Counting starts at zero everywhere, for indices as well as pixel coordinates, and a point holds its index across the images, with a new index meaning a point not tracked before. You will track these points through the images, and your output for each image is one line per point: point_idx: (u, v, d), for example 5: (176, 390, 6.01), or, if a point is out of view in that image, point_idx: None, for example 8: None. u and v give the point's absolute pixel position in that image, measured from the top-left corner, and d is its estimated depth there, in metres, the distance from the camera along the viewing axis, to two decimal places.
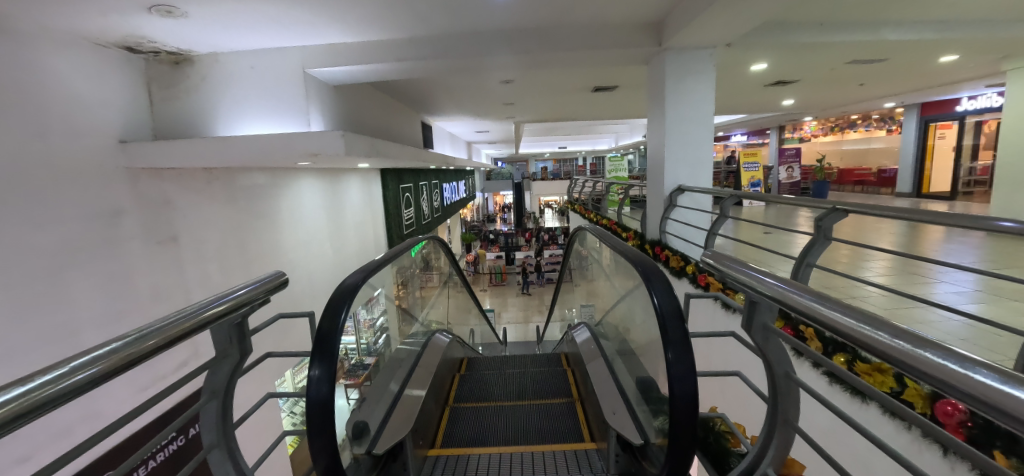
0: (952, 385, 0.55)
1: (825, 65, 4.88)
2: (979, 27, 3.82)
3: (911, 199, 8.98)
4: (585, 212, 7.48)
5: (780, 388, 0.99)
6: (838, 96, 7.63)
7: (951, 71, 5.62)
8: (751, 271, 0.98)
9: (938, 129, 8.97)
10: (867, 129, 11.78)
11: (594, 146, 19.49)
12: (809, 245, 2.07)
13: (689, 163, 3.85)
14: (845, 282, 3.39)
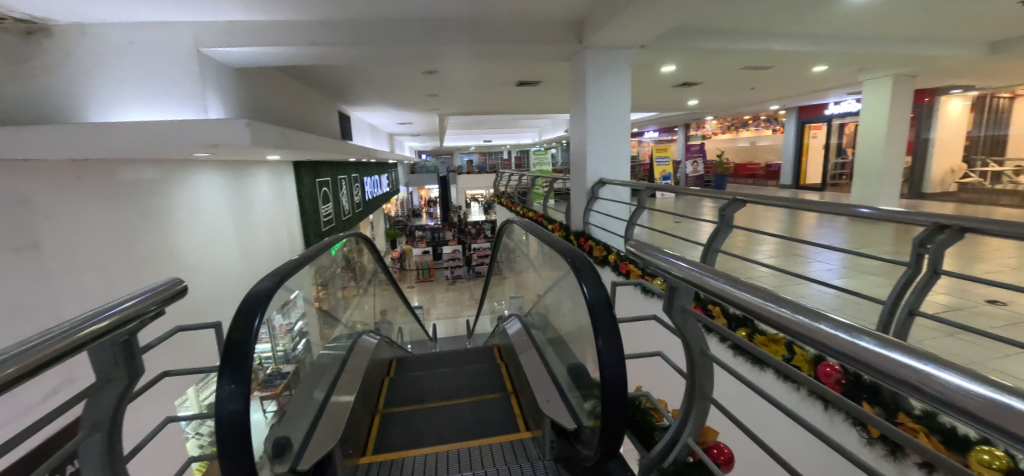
0: (835, 346, 0.62)
1: (724, 70, 5.42)
2: (840, 43, 4.49)
3: (790, 190, 10.39)
4: (512, 205, 7.59)
5: (697, 364, 1.07)
6: (732, 98, 8.54)
7: (822, 79, 6.54)
8: (670, 256, 1.05)
9: (811, 130, 10.48)
10: (756, 128, 13.36)
11: (519, 140, 19.78)
12: (714, 232, 2.29)
13: (610, 158, 4.07)
14: (742, 265, 3.86)
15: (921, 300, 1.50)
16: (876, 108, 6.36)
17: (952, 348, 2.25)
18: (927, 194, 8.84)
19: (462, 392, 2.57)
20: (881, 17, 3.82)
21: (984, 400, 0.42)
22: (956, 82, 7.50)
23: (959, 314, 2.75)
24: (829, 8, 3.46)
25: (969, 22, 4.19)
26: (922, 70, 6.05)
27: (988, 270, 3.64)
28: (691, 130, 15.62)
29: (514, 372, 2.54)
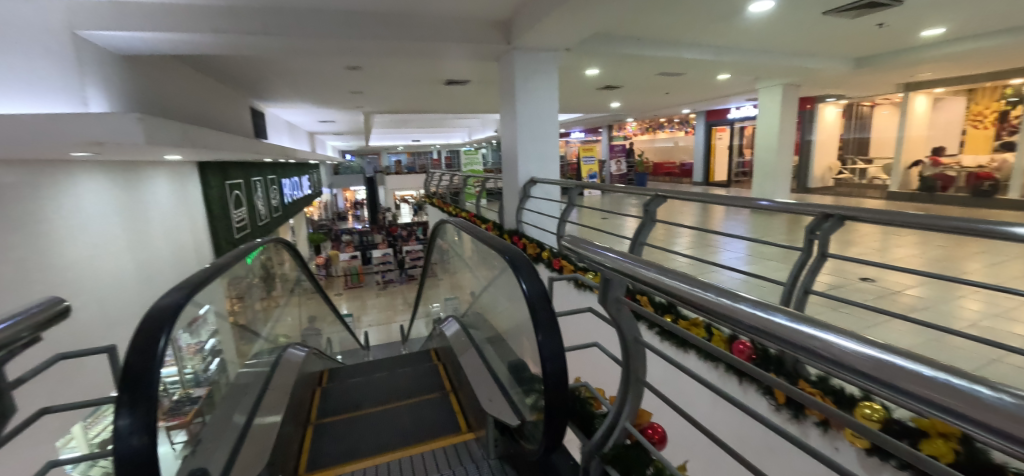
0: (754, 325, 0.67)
1: (642, 75, 5.79)
2: (738, 54, 5.02)
3: (701, 187, 11.41)
4: (444, 206, 7.48)
5: (631, 351, 1.14)
6: (649, 102, 9.16)
7: (724, 87, 7.26)
8: (603, 249, 1.10)
9: (717, 132, 11.56)
10: (671, 130, 14.49)
11: (449, 140, 19.55)
12: (640, 226, 2.45)
13: (540, 157, 4.17)
14: (664, 256, 4.16)
15: (814, 279, 1.69)
16: (769, 113, 7.22)
17: (833, 320, 2.62)
18: (810, 189, 10.26)
19: (400, 396, 2.48)
20: (770, 32, 4.32)
21: (877, 361, 0.48)
22: (828, 92, 8.72)
23: (837, 291, 3.22)
24: (730, 21, 3.84)
25: (837, 40, 4.89)
26: (803, 81, 6.94)
27: (856, 252, 4.30)
28: (613, 131, 16.51)
29: (453, 373, 2.50)
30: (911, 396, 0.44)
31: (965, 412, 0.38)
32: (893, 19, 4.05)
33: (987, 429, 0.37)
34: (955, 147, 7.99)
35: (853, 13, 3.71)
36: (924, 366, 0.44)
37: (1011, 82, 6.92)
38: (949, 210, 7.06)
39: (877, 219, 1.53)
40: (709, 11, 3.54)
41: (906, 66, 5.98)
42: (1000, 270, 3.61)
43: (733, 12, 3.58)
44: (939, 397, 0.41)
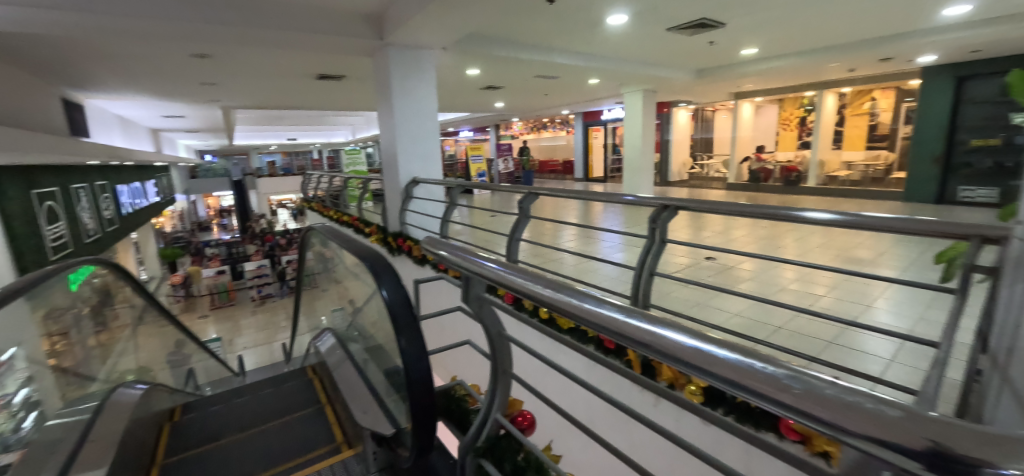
0: (580, 317, 0.68)
1: (522, 77, 6.02)
2: (604, 61, 5.52)
3: (584, 182, 12.31)
4: (324, 210, 6.93)
5: (496, 346, 1.16)
6: (531, 103, 9.57)
7: (596, 90, 7.91)
8: (464, 250, 1.10)
9: (593, 131, 12.52)
10: (554, 130, 15.36)
11: (332, 138, 18.21)
12: (517, 223, 2.54)
13: (421, 158, 4.08)
14: (551, 253, 4.42)
15: (658, 261, 1.85)
16: (632, 116, 8.03)
17: (686, 298, 3.02)
18: (671, 182, 11.58)
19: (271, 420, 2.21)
20: (627, 43, 4.83)
21: (676, 343, 0.52)
22: (681, 98, 10.05)
23: (687, 271, 3.71)
24: (593, 31, 4.20)
25: (681, 53, 5.64)
26: (660, 88, 7.89)
27: (704, 237, 5.01)
28: (502, 130, 16.98)
29: (333, 387, 2.31)
30: (704, 374, 0.49)
31: (740, 380, 0.45)
32: (719, 38, 4.81)
33: (764, 394, 0.43)
34: (771, 145, 9.82)
35: (689, 30, 4.32)
36: (715, 345, 0.49)
37: (806, 94, 8.76)
38: (772, 198, 8.69)
39: (699, 207, 1.74)
40: (573, 20, 3.84)
41: (734, 78, 7.15)
42: (798, 245, 4.54)
43: (594, 22, 3.94)
44: (722, 368, 0.47)
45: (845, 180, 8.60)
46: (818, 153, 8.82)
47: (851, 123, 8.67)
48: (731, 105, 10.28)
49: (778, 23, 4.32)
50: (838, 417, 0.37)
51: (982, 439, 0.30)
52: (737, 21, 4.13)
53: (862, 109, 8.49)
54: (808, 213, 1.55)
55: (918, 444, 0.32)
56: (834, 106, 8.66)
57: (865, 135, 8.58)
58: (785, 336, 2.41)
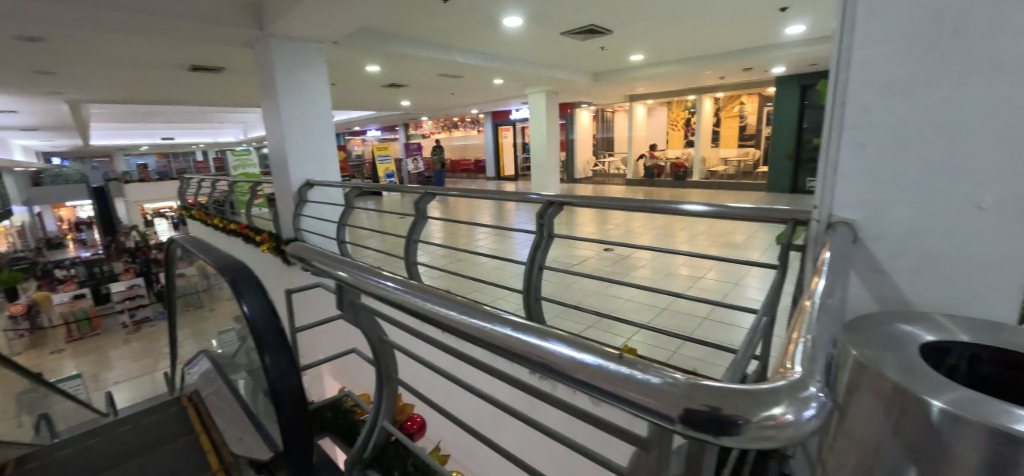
0: (453, 326, 0.66)
1: (426, 75, 6.01)
2: (504, 62, 5.77)
3: (497, 181, 12.55)
4: (206, 218, 6.20)
5: (379, 352, 1.12)
6: (438, 101, 9.49)
7: (503, 90, 8.13)
8: (335, 259, 1.01)
9: (503, 131, 12.91)
10: (465, 129, 15.45)
11: (218, 138, 16.38)
12: (413, 224, 2.50)
13: (315, 159, 3.86)
14: (468, 256, 4.52)
15: (546, 256, 1.93)
16: (538, 116, 8.40)
17: (588, 289, 3.42)
18: (577, 179, 12.37)
19: (126, 460, 1.91)
20: (523, 45, 5.14)
21: (524, 340, 0.55)
22: (583, 99, 10.69)
23: (590, 265, 4.07)
24: (491, 31, 4.36)
25: (575, 57, 6.02)
26: (561, 89, 8.33)
27: (610, 234, 5.43)
28: (410, 129, 16.76)
29: (209, 412, 2.08)
30: (555, 376, 0.52)
31: (604, 390, 0.47)
32: (610, 44, 5.30)
33: (588, 383, 0.49)
34: (662, 143, 10.97)
35: (582, 35, 4.73)
36: (553, 342, 0.53)
37: (688, 98, 9.84)
38: (665, 192, 9.63)
39: (582, 203, 1.76)
40: (470, 19, 3.97)
41: (626, 82, 7.77)
42: (675, 235, 5.13)
43: (490, 22, 4.12)
44: (591, 381, 0.48)
45: (722, 174, 9.78)
46: (700, 150, 9.92)
47: (726, 124, 9.77)
48: (626, 107, 11.14)
49: (655, 32, 4.88)
50: (642, 395, 0.44)
51: (736, 399, 0.40)
52: (622, 29, 4.63)
53: (733, 112, 9.59)
54: (686, 206, 1.58)
55: (701, 408, 0.41)
56: (711, 109, 9.74)
57: (738, 134, 9.72)
58: (669, 315, 2.82)
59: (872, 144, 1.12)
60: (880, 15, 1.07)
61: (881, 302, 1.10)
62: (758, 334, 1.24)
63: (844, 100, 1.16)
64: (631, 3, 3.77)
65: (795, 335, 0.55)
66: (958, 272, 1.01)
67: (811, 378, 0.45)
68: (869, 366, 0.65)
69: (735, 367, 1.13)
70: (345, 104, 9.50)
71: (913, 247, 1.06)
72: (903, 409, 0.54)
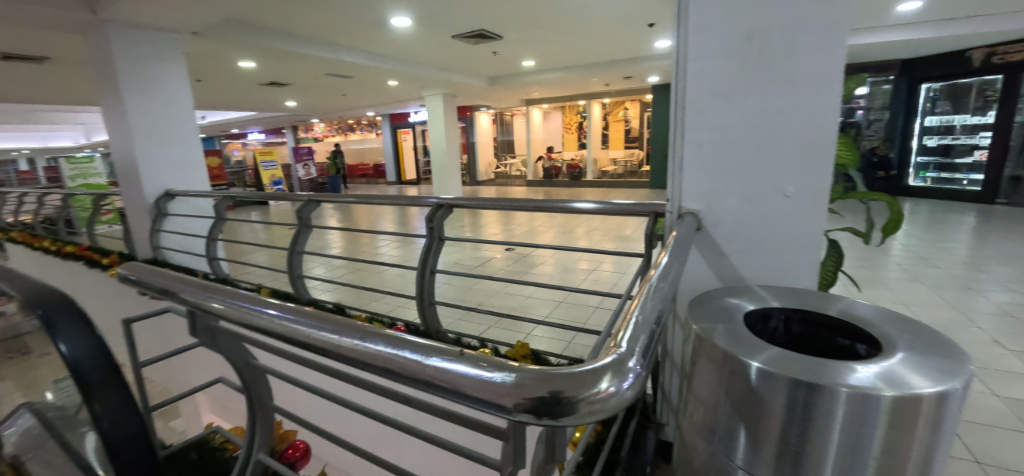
0: (311, 343, 0.58)
1: (309, 73, 5.88)
2: (393, 62, 5.80)
3: (399, 186, 12.23)
4: (29, 241, 5.09)
5: (248, 378, 1.00)
6: (329, 100, 8.97)
7: (400, 91, 7.98)
8: (165, 275, 0.82)
9: (403, 134, 12.73)
10: (362, 131, 14.80)
11: (47, 142, 13.54)
12: (296, 236, 2.34)
13: (178, 166, 3.41)
14: (373, 271, 4.20)
15: (437, 260, 1.93)
16: (437, 118, 8.43)
17: (490, 289, 3.63)
18: (480, 181, 12.74)
19: None
20: (412, 46, 5.18)
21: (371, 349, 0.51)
22: (483, 102, 10.94)
23: (492, 265, 4.26)
24: (378, 30, 4.44)
25: (468, 59, 6.17)
26: (457, 92, 8.41)
27: (515, 234, 5.65)
28: (300, 132, 15.56)
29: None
30: (426, 388, 0.49)
31: (471, 397, 0.45)
32: (502, 49, 5.60)
33: (442, 387, 0.47)
34: (558, 146, 11.57)
35: (473, 39, 4.96)
36: (418, 353, 0.50)
37: (579, 103, 10.65)
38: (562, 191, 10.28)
39: (469, 204, 1.76)
40: (356, 18, 3.99)
41: (520, 86, 8.10)
42: (570, 232, 5.52)
43: (378, 22, 4.19)
44: (459, 389, 0.46)
45: (612, 173, 10.76)
46: (591, 152, 10.74)
47: (613, 128, 10.69)
48: (523, 110, 11.63)
49: (542, 40, 5.19)
50: (479, 391, 0.44)
51: (563, 382, 0.43)
52: (511, 36, 4.96)
53: (619, 116, 10.51)
54: (576, 203, 1.64)
55: (532, 396, 0.42)
56: (600, 113, 10.60)
57: (624, 137, 10.65)
58: (565, 306, 3.15)
59: (706, 143, 1.32)
60: (703, 33, 1.25)
61: (719, 277, 1.36)
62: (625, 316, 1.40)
63: (684, 105, 1.33)
64: (513, 11, 4.03)
65: (632, 313, 0.62)
66: (772, 248, 1.29)
67: (632, 354, 0.50)
68: (705, 338, 0.87)
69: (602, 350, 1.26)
70: (218, 103, 8.52)
71: (741, 230, 1.31)
72: (733, 372, 0.79)
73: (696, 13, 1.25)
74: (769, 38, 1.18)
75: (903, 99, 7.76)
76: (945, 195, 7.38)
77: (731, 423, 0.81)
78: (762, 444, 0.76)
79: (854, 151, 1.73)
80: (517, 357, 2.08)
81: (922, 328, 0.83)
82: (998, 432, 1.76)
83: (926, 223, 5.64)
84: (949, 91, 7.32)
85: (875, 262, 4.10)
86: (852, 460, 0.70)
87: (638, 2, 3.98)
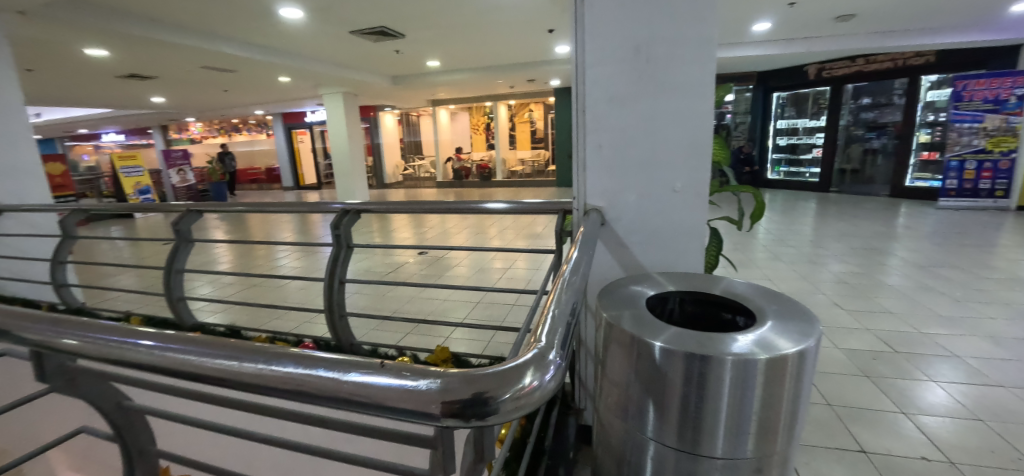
0: (205, 374, 0.50)
1: (182, 66, 5.23)
2: (284, 57, 5.36)
3: (297, 191, 11.27)
4: None
5: (120, 422, 0.85)
6: (206, 97, 7.97)
7: (294, 88, 7.39)
8: None
9: (298, 135, 11.75)
10: (250, 132, 13.36)
11: None
12: (173, 252, 2.04)
13: (4, 172, 2.81)
14: (269, 284, 3.85)
15: (347, 269, 1.82)
16: (337, 118, 7.93)
17: (404, 295, 3.52)
18: (387, 184, 12.28)
19: None
20: (305, 41, 4.86)
21: (280, 371, 0.46)
22: (387, 101, 10.53)
23: (406, 270, 4.13)
24: (267, 21, 4.10)
25: (370, 58, 5.96)
26: (358, 91, 8.01)
27: (426, 237, 5.55)
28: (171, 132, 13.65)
29: None
30: (346, 406, 0.45)
31: (399, 405, 0.43)
32: (405, 48, 5.44)
33: (357, 402, 0.44)
34: (467, 146, 11.57)
35: (373, 36, 4.76)
36: (336, 369, 0.46)
37: (485, 104, 10.78)
38: (474, 192, 10.33)
39: (378, 209, 1.67)
40: (234, 5, 3.61)
41: (426, 86, 7.99)
42: (482, 234, 5.56)
43: (263, 12, 3.83)
44: (385, 400, 0.43)
45: (521, 174, 11.09)
46: (500, 152, 10.94)
47: (520, 129, 10.92)
48: (430, 111, 11.46)
49: (445, 40, 5.19)
50: (404, 401, 0.43)
51: (490, 381, 0.43)
52: (414, 35, 4.86)
53: (525, 118, 10.82)
54: (487, 204, 1.65)
55: (460, 398, 0.42)
56: (506, 115, 10.83)
57: (530, 138, 10.98)
58: (483, 306, 3.17)
59: (605, 144, 1.42)
60: (597, 42, 1.35)
61: (623, 268, 1.48)
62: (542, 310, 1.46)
63: (584, 108, 1.41)
64: (413, 9, 3.95)
65: (549, 307, 0.65)
66: (666, 238, 1.44)
67: (552, 347, 0.52)
68: (616, 325, 0.93)
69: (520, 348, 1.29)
70: (56, 98, 7.11)
71: (639, 223, 1.45)
72: (639, 351, 0.87)
73: (591, 22, 1.34)
74: (655, 50, 1.31)
75: (760, 105, 9.13)
76: (794, 186, 8.89)
77: (641, 399, 0.89)
78: (667, 415, 0.85)
79: (725, 149, 1.98)
80: (438, 361, 2.09)
81: (781, 299, 0.99)
82: (837, 377, 2.19)
83: (780, 210, 6.73)
84: (793, 99, 8.77)
85: (745, 245, 4.80)
86: (737, 417, 0.81)
87: (535, 8, 4.15)
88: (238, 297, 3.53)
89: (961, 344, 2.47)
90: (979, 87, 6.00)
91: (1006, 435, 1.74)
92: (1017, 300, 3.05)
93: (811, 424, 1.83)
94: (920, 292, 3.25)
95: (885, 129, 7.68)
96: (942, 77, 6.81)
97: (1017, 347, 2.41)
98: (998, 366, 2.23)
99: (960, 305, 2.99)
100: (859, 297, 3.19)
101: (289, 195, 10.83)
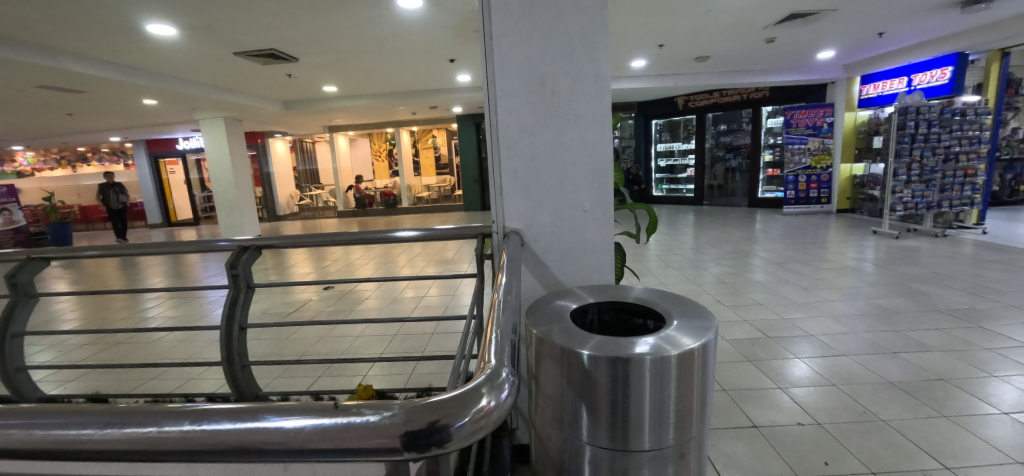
0: (107, 450, 0.42)
1: (10, 84, 4.34)
2: (150, 77, 4.74)
3: (168, 229, 9.76)
4: None
5: None
6: (42, 121, 6.65)
7: (162, 112, 6.52)
8: None
9: (167, 165, 10.26)
10: (102, 163, 11.39)
11: None
12: (9, 310, 1.65)
13: None
14: (136, 340, 3.27)
15: (248, 313, 1.62)
16: (219, 145, 7.13)
17: (309, 336, 3.22)
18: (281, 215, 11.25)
19: None
20: (178, 61, 4.36)
21: (207, 430, 0.41)
22: (277, 127, 9.76)
23: (309, 308, 3.79)
24: (130, 38, 3.62)
25: (258, 82, 5.52)
26: (243, 115, 7.32)
27: (330, 271, 5.16)
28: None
29: None
30: (298, 455, 0.41)
31: (355, 446, 0.40)
32: (297, 72, 5.14)
33: (307, 449, 0.41)
34: (369, 174, 11.13)
35: (261, 59, 4.43)
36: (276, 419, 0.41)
37: (387, 131, 10.56)
38: (380, 221, 9.92)
39: (281, 243, 1.54)
40: (83, 17, 3.12)
41: (322, 112, 7.59)
42: (390, 265, 5.33)
43: (124, 27, 3.37)
44: (336, 443, 0.40)
45: (427, 200, 10.95)
46: (404, 179, 10.68)
47: (424, 155, 10.80)
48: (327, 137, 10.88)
49: (343, 65, 5.04)
50: (369, 438, 0.40)
51: (450, 406, 0.43)
52: (309, 59, 4.63)
53: (428, 144, 10.77)
54: (401, 232, 1.60)
55: (422, 426, 0.41)
56: (409, 141, 10.70)
57: (434, 164, 10.92)
58: (400, 340, 3.02)
59: (519, 169, 1.49)
60: (507, 75, 1.43)
61: (544, 286, 1.56)
62: (470, 335, 1.44)
63: (499, 137, 1.48)
64: (309, 33, 3.80)
65: (489, 329, 0.66)
66: (579, 255, 1.54)
67: (503, 365, 0.53)
68: (549, 340, 0.96)
69: (451, 378, 1.25)
70: None
71: (554, 243, 1.53)
72: (571, 362, 0.92)
73: (500, 59, 1.42)
74: (559, 83, 1.44)
75: (642, 131, 10.29)
76: (675, 201, 10.10)
77: (575, 406, 0.94)
78: (600, 418, 0.90)
79: (620, 173, 2.18)
80: (361, 397, 1.94)
81: (681, 300, 1.12)
82: (729, 364, 2.50)
83: (666, 222, 7.58)
84: (668, 125, 10.01)
85: (641, 255, 5.30)
86: (658, 409, 0.89)
87: (433, 37, 4.25)
88: (95, 360, 2.92)
89: (813, 324, 3.00)
90: (802, 116, 7.45)
91: (852, 395, 2.14)
92: (845, 284, 3.81)
93: (715, 410, 2.05)
94: (779, 285, 3.89)
95: (739, 150, 9.16)
96: (775, 107, 8.39)
97: (851, 322, 3.01)
98: (841, 340, 2.75)
99: (808, 293, 3.64)
100: (736, 294, 3.70)
101: (156, 233, 9.29)
